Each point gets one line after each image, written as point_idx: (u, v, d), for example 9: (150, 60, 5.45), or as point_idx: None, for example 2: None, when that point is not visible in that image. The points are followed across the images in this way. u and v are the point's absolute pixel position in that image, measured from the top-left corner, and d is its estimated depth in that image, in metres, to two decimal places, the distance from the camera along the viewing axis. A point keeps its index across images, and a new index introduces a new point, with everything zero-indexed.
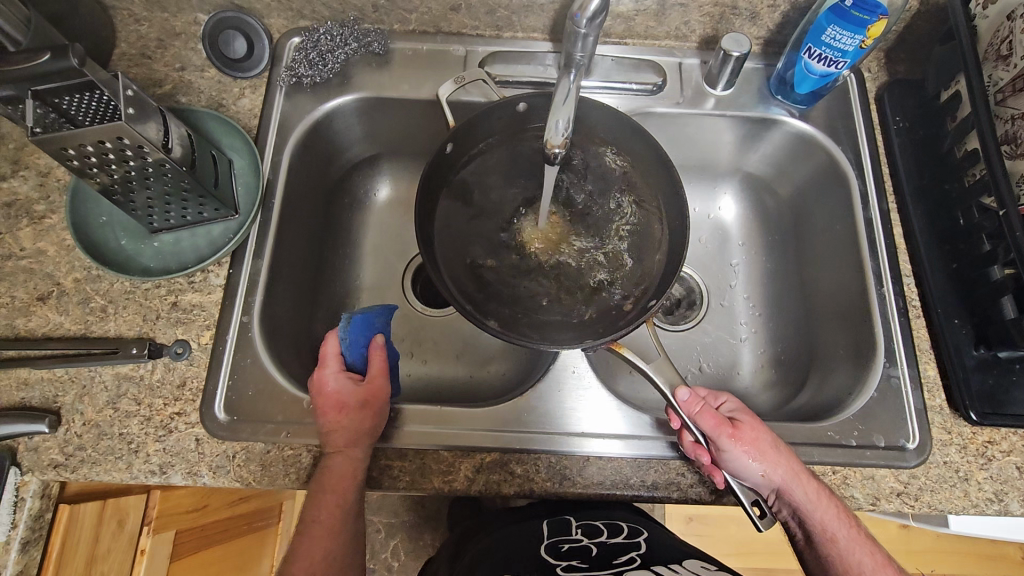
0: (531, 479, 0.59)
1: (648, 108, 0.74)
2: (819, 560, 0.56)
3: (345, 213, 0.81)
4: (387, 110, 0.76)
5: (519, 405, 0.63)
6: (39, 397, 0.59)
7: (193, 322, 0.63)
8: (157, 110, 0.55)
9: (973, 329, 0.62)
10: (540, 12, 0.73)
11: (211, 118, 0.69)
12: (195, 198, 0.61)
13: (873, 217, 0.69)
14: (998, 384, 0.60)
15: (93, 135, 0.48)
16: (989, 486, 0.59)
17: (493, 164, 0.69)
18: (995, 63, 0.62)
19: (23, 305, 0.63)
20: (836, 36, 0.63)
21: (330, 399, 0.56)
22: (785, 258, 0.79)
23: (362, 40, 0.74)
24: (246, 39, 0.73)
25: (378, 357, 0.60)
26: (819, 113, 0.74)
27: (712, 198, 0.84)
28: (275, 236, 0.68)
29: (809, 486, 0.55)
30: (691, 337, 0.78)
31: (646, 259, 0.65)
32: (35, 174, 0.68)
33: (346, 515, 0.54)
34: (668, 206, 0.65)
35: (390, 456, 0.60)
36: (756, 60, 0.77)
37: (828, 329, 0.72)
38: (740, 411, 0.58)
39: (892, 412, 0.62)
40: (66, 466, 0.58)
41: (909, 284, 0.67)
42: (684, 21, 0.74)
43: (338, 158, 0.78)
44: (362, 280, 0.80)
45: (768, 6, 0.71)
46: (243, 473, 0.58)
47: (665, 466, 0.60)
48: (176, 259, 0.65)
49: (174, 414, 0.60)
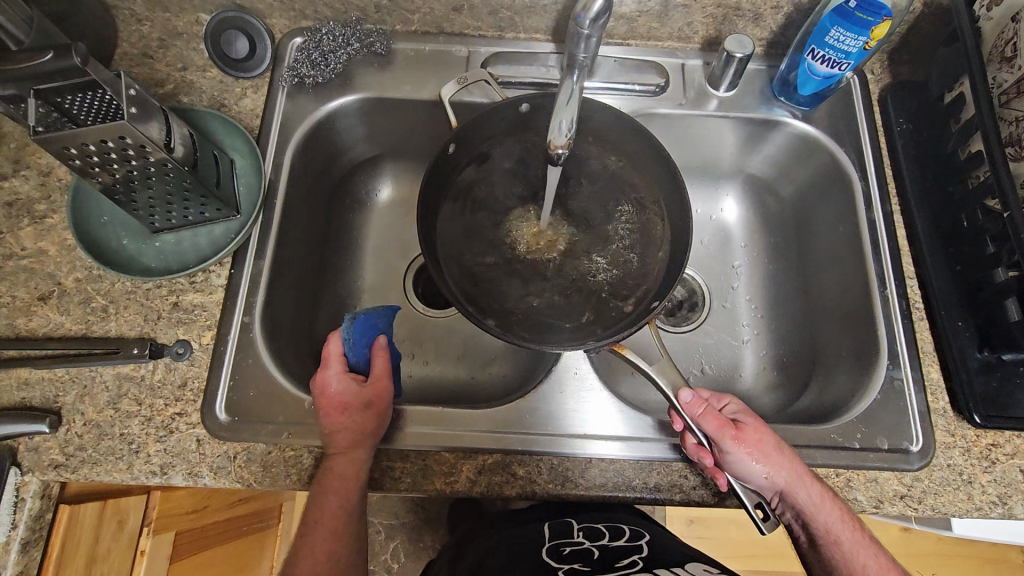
0: (533, 481, 0.59)
1: (650, 109, 0.74)
2: (822, 563, 0.56)
3: (346, 213, 0.81)
4: (389, 110, 0.76)
5: (521, 407, 0.63)
6: (39, 397, 0.59)
7: (194, 322, 0.63)
8: (159, 109, 0.55)
9: (977, 331, 0.62)
10: (543, 12, 0.73)
11: (212, 118, 0.68)
12: (197, 198, 0.61)
13: (876, 219, 0.69)
14: (1002, 387, 0.60)
15: (95, 134, 0.48)
16: (993, 489, 0.58)
17: (496, 165, 0.68)
18: (999, 65, 0.62)
19: (24, 304, 0.63)
20: (840, 37, 0.63)
21: (332, 401, 0.56)
22: (787, 260, 0.79)
23: (364, 41, 0.74)
24: (248, 40, 0.73)
25: (381, 359, 0.60)
26: (822, 115, 0.74)
27: (714, 200, 0.84)
28: (277, 236, 0.68)
29: (813, 488, 0.55)
30: (693, 339, 0.78)
31: (649, 260, 0.65)
32: (36, 173, 0.68)
33: (348, 516, 0.54)
34: (669, 206, 0.64)
35: (392, 458, 0.60)
36: (759, 62, 0.77)
37: (831, 331, 0.72)
38: (743, 413, 0.58)
39: (895, 414, 0.62)
40: (66, 467, 0.57)
41: (912, 286, 0.67)
42: (687, 23, 0.74)
43: (340, 158, 0.78)
44: (364, 281, 0.79)
45: (771, 7, 0.71)
46: (244, 473, 0.58)
47: (667, 469, 0.60)
48: (178, 260, 0.65)
49: (175, 414, 0.60)
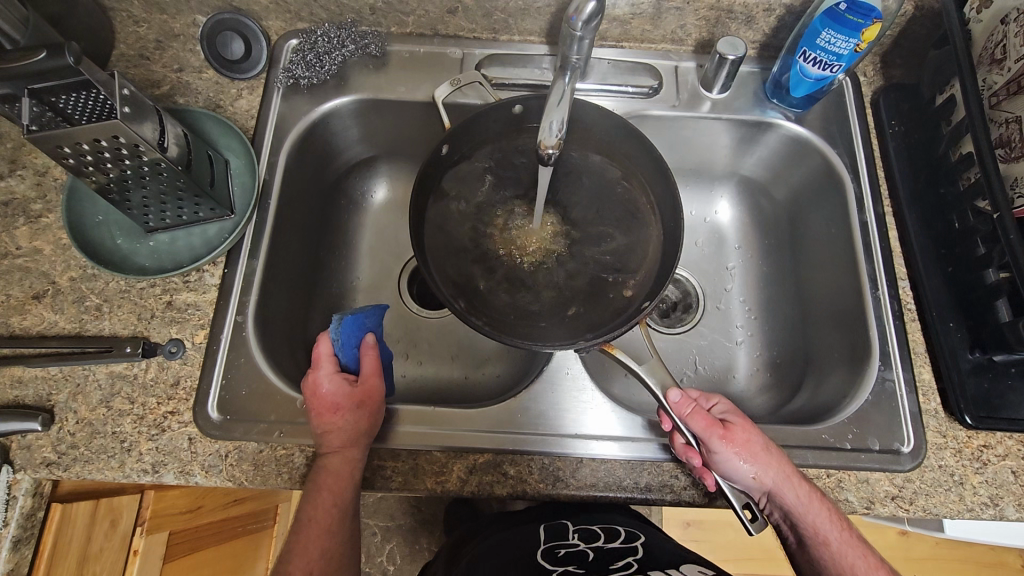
0: (525, 481, 0.59)
1: (644, 111, 0.75)
2: (811, 562, 0.56)
3: (342, 214, 0.81)
4: (384, 112, 0.76)
5: (513, 407, 0.63)
6: (33, 395, 0.59)
7: (187, 321, 0.63)
8: (154, 110, 0.55)
9: (968, 332, 0.62)
10: (537, 15, 0.73)
11: (208, 118, 0.69)
12: (191, 197, 0.61)
13: (868, 219, 0.70)
14: (994, 388, 0.60)
15: (89, 133, 0.48)
16: (984, 491, 0.58)
17: (489, 165, 0.69)
18: (989, 67, 0.62)
19: (18, 303, 0.63)
20: (831, 39, 0.64)
21: (323, 401, 0.56)
22: (781, 262, 0.79)
23: (360, 42, 0.74)
24: (244, 41, 0.74)
25: (370, 358, 0.60)
26: (815, 117, 0.75)
27: (709, 202, 0.84)
28: (271, 236, 0.68)
29: (801, 489, 0.55)
30: (687, 340, 0.78)
31: (639, 260, 0.65)
32: (32, 173, 0.69)
33: (342, 514, 0.54)
34: (664, 209, 0.65)
35: (384, 456, 0.59)
36: (751, 64, 0.78)
37: (824, 333, 0.72)
38: (731, 412, 0.58)
39: (886, 416, 0.62)
40: (59, 465, 0.57)
41: (904, 288, 0.67)
42: (680, 25, 0.74)
43: (336, 159, 0.79)
44: (358, 281, 0.80)
45: (763, 9, 0.71)
46: (235, 472, 0.58)
47: (658, 469, 0.60)
48: (171, 259, 0.65)
49: (167, 413, 0.60)
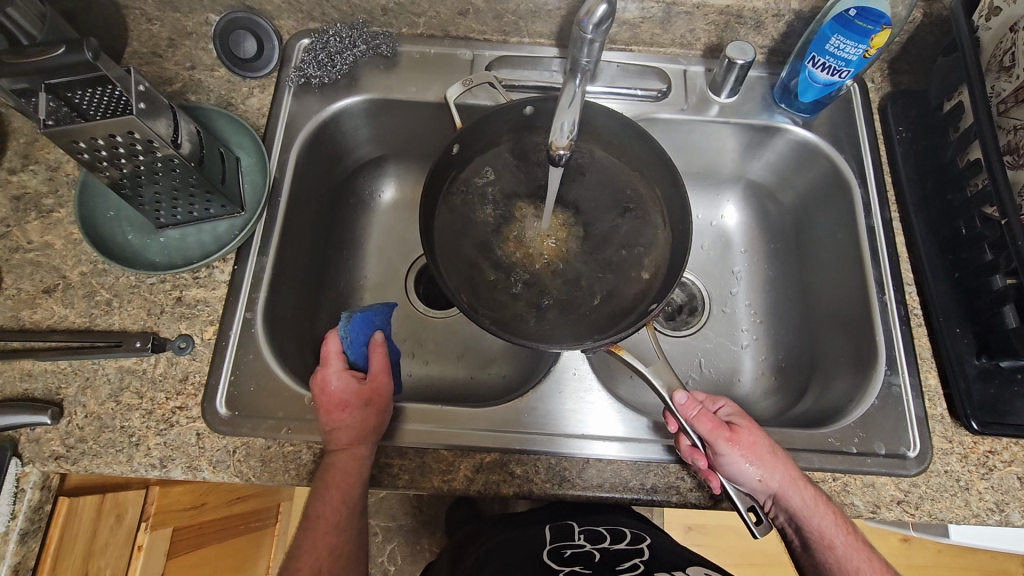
0: (531, 480, 0.59)
1: (651, 114, 0.75)
2: (815, 566, 0.56)
3: (350, 213, 0.81)
4: (394, 112, 0.76)
5: (519, 407, 0.63)
6: (42, 389, 0.60)
7: (197, 317, 0.64)
8: (168, 107, 0.56)
9: (975, 338, 0.63)
10: (548, 17, 0.74)
11: (219, 116, 0.69)
12: (203, 194, 0.61)
13: (874, 224, 0.70)
14: (1000, 394, 0.60)
15: (104, 128, 0.49)
16: (990, 496, 0.58)
17: (498, 165, 0.69)
18: (997, 74, 0.63)
19: (28, 297, 0.63)
20: (840, 45, 0.64)
21: (332, 399, 0.56)
22: (787, 266, 0.79)
23: (370, 43, 0.75)
24: (257, 40, 0.74)
25: (378, 356, 0.60)
26: (822, 122, 0.75)
27: (715, 205, 0.85)
28: (280, 235, 0.68)
29: (806, 492, 0.55)
30: (692, 343, 0.78)
31: (646, 261, 0.65)
32: (44, 168, 0.69)
33: (350, 511, 0.54)
34: (672, 211, 0.65)
35: (390, 454, 0.60)
36: (760, 69, 0.78)
37: (829, 338, 0.72)
38: (737, 415, 0.58)
39: (892, 420, 0.62)
40: (66, 459, 0.58)
41: (910, 293, 0.67)
42: (689, 29, 0.75)
43: (345, 158, 0.79)
44: (365, 280, 0.80)
45: (772, 15, 0.71)
46: (243, 468, 0.58)
47: (663, 470, 0.60)
48: (182, 255, 0.65)
49: (176, 408, 0.60)
